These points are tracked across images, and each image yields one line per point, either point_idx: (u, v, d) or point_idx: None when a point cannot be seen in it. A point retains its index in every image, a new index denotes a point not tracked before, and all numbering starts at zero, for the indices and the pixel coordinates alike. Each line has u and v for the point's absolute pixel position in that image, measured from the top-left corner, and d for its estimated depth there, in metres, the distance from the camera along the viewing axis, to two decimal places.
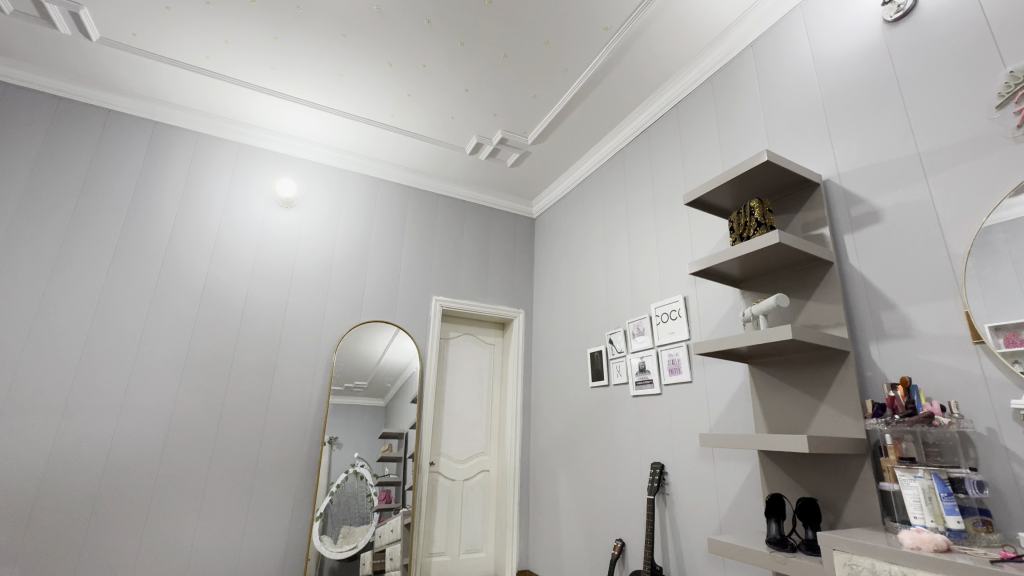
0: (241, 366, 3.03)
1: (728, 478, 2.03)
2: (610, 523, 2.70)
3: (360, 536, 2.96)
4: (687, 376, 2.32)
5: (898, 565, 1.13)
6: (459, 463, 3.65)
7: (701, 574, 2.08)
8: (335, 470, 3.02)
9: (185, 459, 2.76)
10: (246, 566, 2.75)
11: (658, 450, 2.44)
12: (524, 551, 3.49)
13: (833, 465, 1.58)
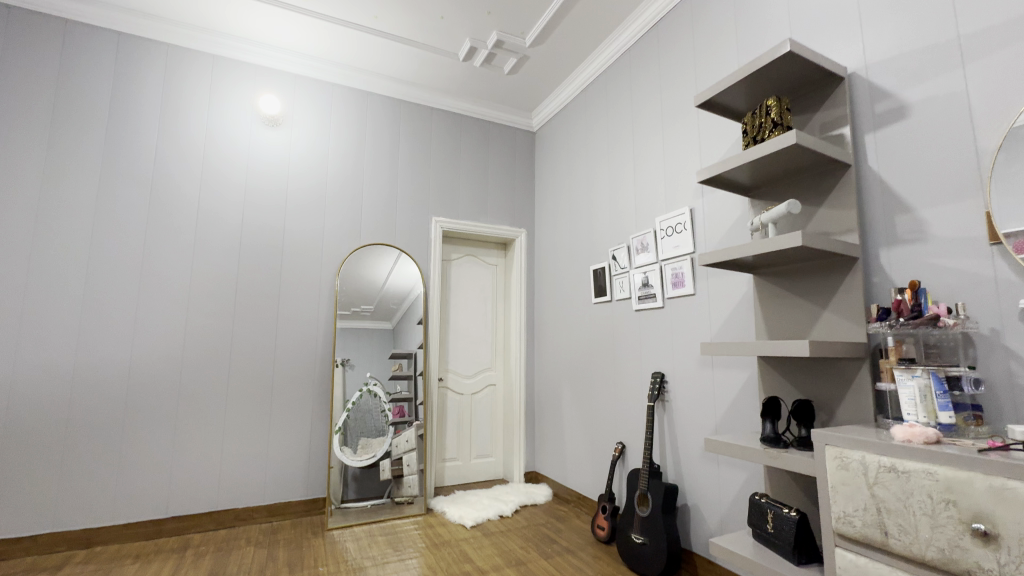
0: (246, 292, 3.06)
1: (725, 384, 2.10)
2: (611, 428, 2.86)
3: (378, 446, 3.16)
4: (690, 289, 2.32)
5: (887, 457, 1.18)
6: (466, 378, 3.81)
7: (695, 469, 2.23)
8: (348, 388, 3.15)
9: (204, 381, 2.89)
10: (274, 473, 2.99)
11: (659, 361, 2.52)
12: (530, 454, 3.75)
13: (831, 367, 1.62)
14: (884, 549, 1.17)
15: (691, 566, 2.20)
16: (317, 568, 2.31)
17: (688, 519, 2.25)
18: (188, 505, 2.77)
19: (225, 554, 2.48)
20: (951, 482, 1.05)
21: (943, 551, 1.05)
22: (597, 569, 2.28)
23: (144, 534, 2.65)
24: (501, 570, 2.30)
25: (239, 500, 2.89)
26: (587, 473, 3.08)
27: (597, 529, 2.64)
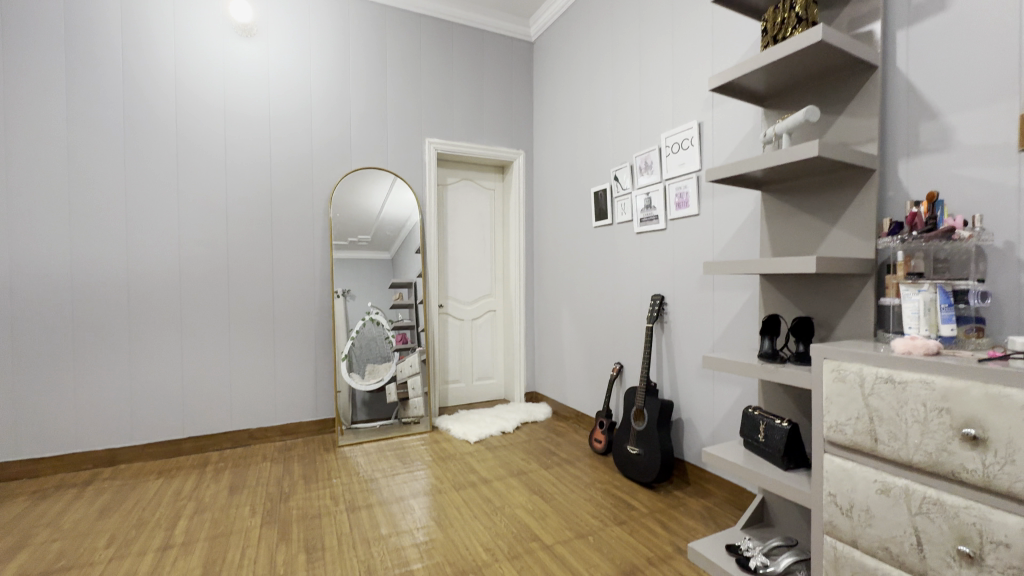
0: (238, 220, 2.97)
1: (725, 305, 2.10)
2: (610, 350, 2.91)
3: (384, 371, 3.25)
4: (695, 209, 2.25)
5: (886, 369, 1.19)
6: (466, 305, 3.83)
7: (691, 386, 2.30)
8: (351, 317, 3.18)
9: (204, 310, 2.90)
10: (284, 396, 3.10)
11: (659, 283, 2.50)
12: (531, 376, 3.87)
13: (834, 284, 1.59)
14: (871, 454, 1.22)
15: (682, 473, 2.35)
16: (331, 480, 2.45)
17: (682, 432, 2.36)
18: (203, 427, 2.89)
19: (244, 469, 2.63)
20: (947, 391, 1.06)
21: (930, 454, 1.09)
22: (594, 477, 2.43)
23: (165, 453, 2.80)
24: (504, 479, 2.45)
25: (253, 422, 3.02)
26: (586, 392, 3.19)
27: (594, 442, 2.78)
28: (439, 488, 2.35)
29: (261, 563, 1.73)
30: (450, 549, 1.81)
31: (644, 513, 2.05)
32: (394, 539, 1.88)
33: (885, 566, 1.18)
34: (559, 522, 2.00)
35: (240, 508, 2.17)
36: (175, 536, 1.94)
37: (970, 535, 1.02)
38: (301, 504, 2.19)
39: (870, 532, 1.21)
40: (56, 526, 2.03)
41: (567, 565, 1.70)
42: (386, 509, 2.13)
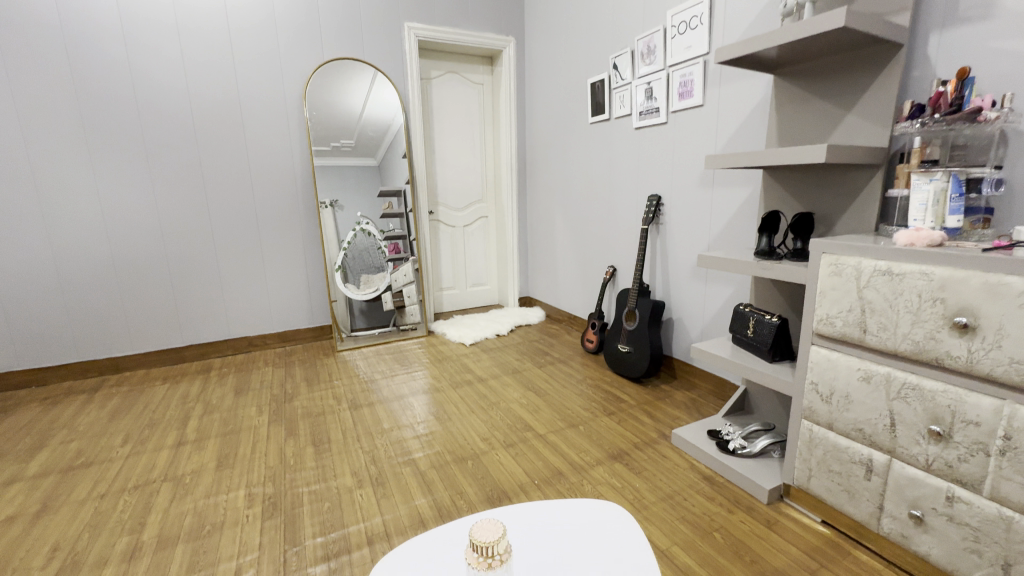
0: (205, 121, 2.75)
1: (723, 203, 2.03)
2: (604, 253, 2.89)
3: (379, 281, 3.25)
4: (699, 99, 2.08)
5: (885, 261, 1.16)
6: (457, 211, 3.73)
7: (683, 286, 2.31)
8: (342, 228, 3.10)
9: (185, 220, 2.79)
10: (278, 305, 3.11)
11: (657, 183, 2.41)
12: (524, 281, 3.89)
13: (841, 178, 1.52)
14: (858, 344, 1.24)
15: (670, 368, 2.45)
16: (332, 382, 2.55)
17: (671, 331, 2.42)
18: (202, 335, 2.93)
19: (247, 373, 2.71)
20: (945, 281, 1.05)
21: (917, 343, 1.11)
22: (585, 374, 2.54)
23: (168, 360, 2.87)
24: (499, 378, 2.55)
25: (250, 330, 3.06)
26: (579, 295, 3.23)
27: (586, 342, 2.87)
28: (437, 386, 2.45)
29: (271, 455, 1.85)
30: (449, 440, 1.92)
31: (632, 405, 2.16)
32: (396, 432, 1.99)
33: (856, 445, 1.26)
34: (551, 414, 2.11)
35: (246, 408, 2.26)
36: (187, 434, 2.04)
37: (944, 415, 1.07)
38: (305, 404, 2.29)
39: (846, 416, 1.27)
40: (71, 428, 2.12)
41: (559, 451, 1.82)
42: (387, 406, 2.24)
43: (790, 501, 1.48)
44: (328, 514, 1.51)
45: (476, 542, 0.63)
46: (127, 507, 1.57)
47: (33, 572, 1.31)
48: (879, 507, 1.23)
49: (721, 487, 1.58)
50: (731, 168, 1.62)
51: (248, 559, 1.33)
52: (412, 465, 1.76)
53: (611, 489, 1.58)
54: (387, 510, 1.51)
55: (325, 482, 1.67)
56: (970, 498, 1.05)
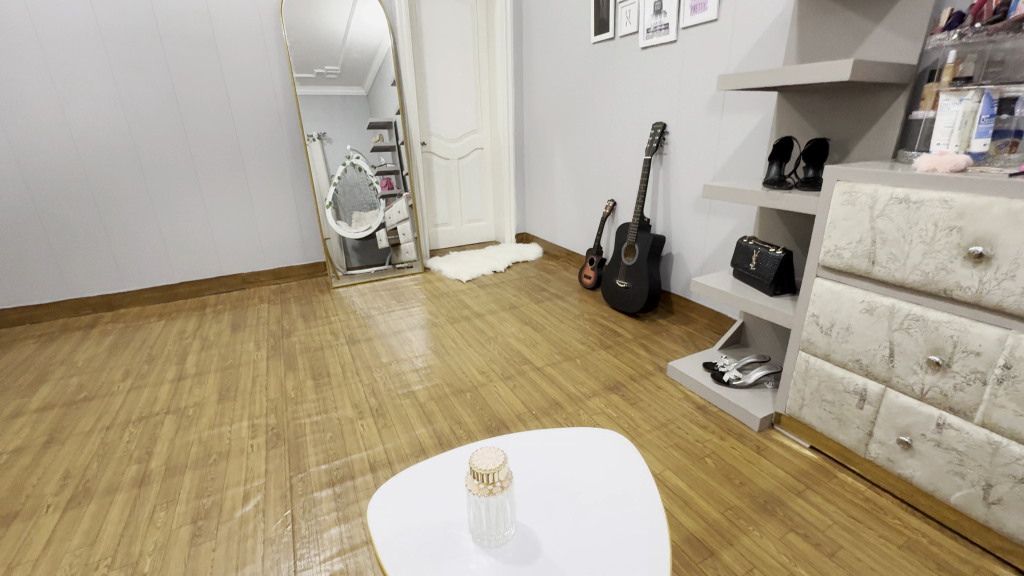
0: (174, 40, 2.52)
1: (733, 131, 1.92)
2: (604, 186, 2.79)
3: (373, 219, 3.15)
4: (714, 14, 1.90)
5: (903, 188, 1.10)
6: (451, 143, 3.57)
7: (685, 220, 2.25)
8: (331, 162, 2.96)
9: (164, 152, 2.65)
10: (270, 241, 3.04)
11: (662, 109, 2.27)
12: (521, 217, 3.80)
13: (862, 100, 1.41)
14: (864, 276, 1.21)
15: (668, 303, 2.45)
16: (329, 318, 2.54)
17: (671, 265, 2.39)
18: (193, 272, 2.88)
19: (243, 310, 2.70)
20: (965, 209, 1.00)
21: (927, 274, 1.08)
22: (583, 309, 2.54)
23: (161, 298, 2.84)
24: (496, 313, 2.55)
25: (243, 266, 3.01)
26: (577, 230, 3.16)
27: (584, 278, 2.85)
28: (435, 322, 2.45)
29: (272, 388, 1.87)
30: (448, 373, 1.94)
31: (629, 339, 2.18)
32: (395, 366, 2.01)
33: (851, 375, 1.27)
34: (549, 347, 2.13)
35: (244, 343, 2.27)
36: (187, 368, 2.05)
37: (944, 346, 1.07)
38: (303, 339, 2.30)
39: (845, 347, 1.27)
40: (70, 363, 2.13)
41: (557, 383, 1.84)
42: (385, 341, 2.25)
43: (781, 428, 1.53)
44: (331, 443, 1.55)
45: (477, 470, 0.63)
46: (132, 438, 1.60)
47: (47, 498, 1.35)
48: (869, 433, 1.27)
49: (714, 416, 1.61)
50: (747, 87, 1.50)
51: (255, 484, 1.38)
52: (412, 397, 1.79)
53: (607, 418, 1.62)
54: (388, 439, 1.54)
55: (326, 414, 1.70)
56: (960, 425, 1.07)
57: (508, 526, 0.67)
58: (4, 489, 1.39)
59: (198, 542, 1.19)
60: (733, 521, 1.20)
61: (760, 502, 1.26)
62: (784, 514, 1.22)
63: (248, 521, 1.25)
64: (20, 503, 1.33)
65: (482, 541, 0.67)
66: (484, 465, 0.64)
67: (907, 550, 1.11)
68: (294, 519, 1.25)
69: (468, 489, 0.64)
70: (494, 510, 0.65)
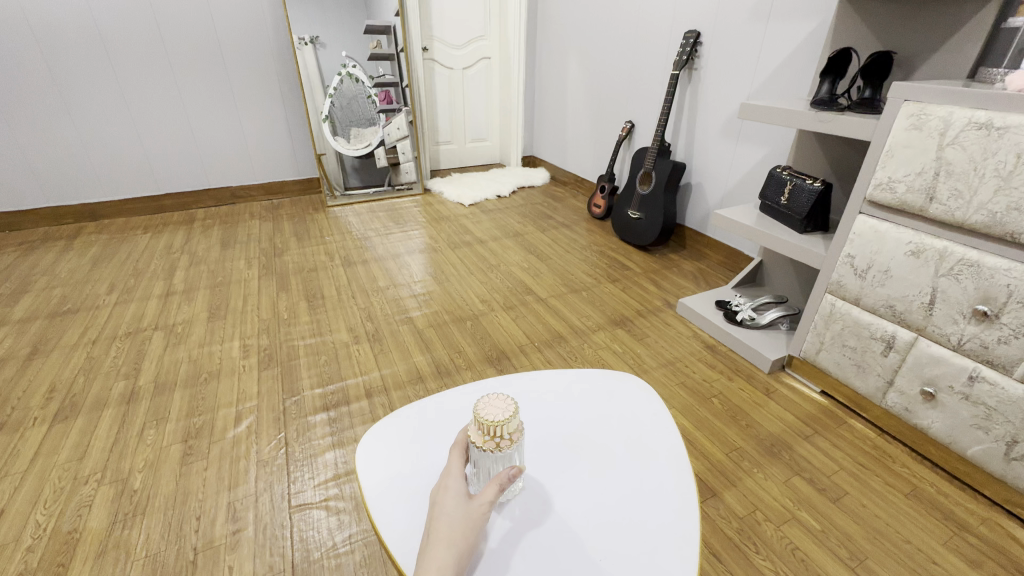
0: None
1: (779, 42, 1.68)
2: (622, 105, 2.55)
3: (371, 135, 2.92)
4: None
5: (986, 112, 0.94)
6: (455, 50, 3.23)
7: (709, 147, 2.06)
8: (325, 70, 2.68)
9: (134, 44, 2.36)
10: (258, 152, 2.84)
11: (697, 16, 1.99)
12: (529, 138, 3.54)
13: (943, 6, 1.19)
14: (916, 214, 1.08)
15: (681, 236, 2.32)
16: (324, 237, 2.42)
17: (688, 197, 2.23)
18: (179, 183, 2.71)
19: (233, 225, 2.57)
20: None
21: (994, 215, 0.95)
22: (590, 239, 2.41)
23: (147, 209, 2.69)
24: (499, 240, 2.42)
25: (232, 179, 2.83)
26: (588, 155, 2.95)
27: (593, 207, 2.69)
28: (435, 246, 2.33)
29: (264, 308, 1.79)
30: (447, 300, 1.86)
31: (638, 272, 2.08)
32: (392, 291, 1.92)
33: (881, 322, 1.18)
34: (554, 278, 2.03)
35: (234, 261, 2.16)
36: (175, 284, 1.97)
37: (996, 296, 0.97)
38: (296, 258, 2.19)
39: (879, 291, 1.17)
40: (53, 274, 2.04)
41: (560, 316, 1.77)
42: (382, 264, 2.14)
43: (792, 371, 1.47)
44: (326, 366, 1.50)
45: (481, 420, 0.55)
46: (120, 353, 1.55)
47: (35, 410, 1.31)
48: (889, 382, 1.21)
49: (723, 356, 1.56)
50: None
51: (247, 406, 1.34)
52: (410, 323, 1.72)
53: (612, 354, 1.56)
54: (385, 365, 1.49)
55: (321, 337, 1.63)
56: (995, 379, 1.00)
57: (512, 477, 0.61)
58: None
59: (190, 461, 1.17)
60: (737, 463, 1.17)
61: (765, 444, 1.23)
62: (790, 458, 1.19)
63: (240, 441, 1.23)
64: (6, 414, 1.30)
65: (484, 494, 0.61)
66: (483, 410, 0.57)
67: (914, 499, 1.09)
68: (288, 442, 1.22)
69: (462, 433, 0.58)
70: (498, 462, 0.58)
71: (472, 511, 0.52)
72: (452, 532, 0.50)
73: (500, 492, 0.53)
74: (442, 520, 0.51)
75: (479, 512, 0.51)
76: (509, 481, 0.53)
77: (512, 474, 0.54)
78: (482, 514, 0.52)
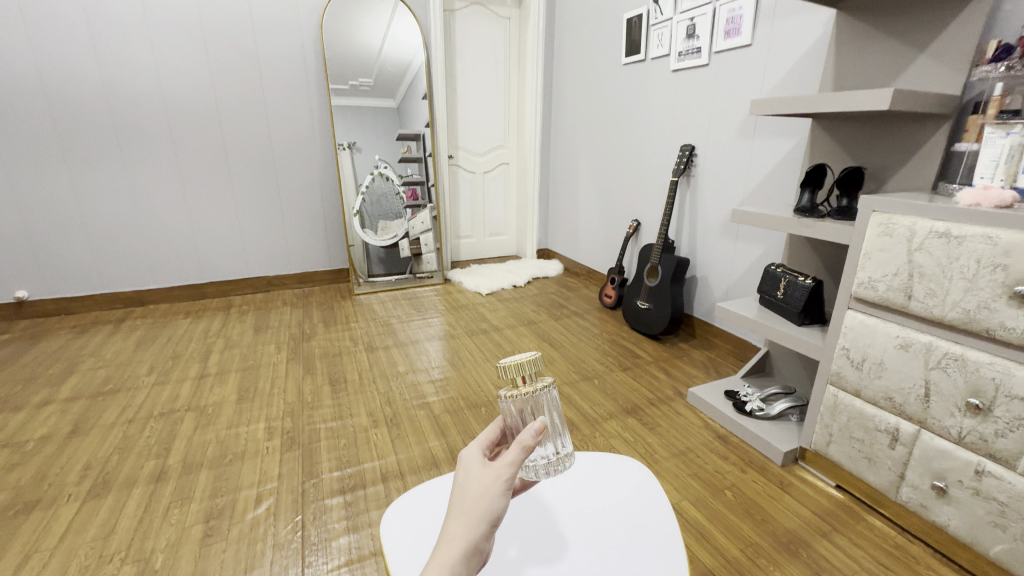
0: (218, 51, 2.64)
1: (764, 156, 1.89)
2: (629, 205, 2.78)
3: (397, 228, 3.20)
4: (748, 39, 1.89)
5: (944, 222, 1.07)
6: (477, 157, 3.61)
7: (710, 243, 2.22)
8: (359, 172, 3.03)
9: (201, 155, 2.75)
10: (296, 246, 3.11)
11: (691, 132, 2.26)
12: (544, 233, 3.81)
13: (902, 131, 1.38)
14: (900, 310, 1.17)
15: (689, 327, 2.40)
16: (349, 324, 2.57)
17: (694, 289, 2.35)
18: (222, 273, 2.96)
19: (266, 311, 2.75)
20: (1011, 246, 0.95)
21: (968, 312, 1.03)
22: (602, 328, 2.51)
23: (189, 296, 2.91)
24: (515, 328, 2.54)
25: (270, 269, 3.08)
26: (599, 249, 3.14)
27: (604, 296, 2.82)
28: (453, 333, 2.45)
29: (290, 392, 1.89)
30: (463, 386, 1.93)
31: (648, 361, 2.14)
32: (411, 376, 2.01)
33: (884, 414, 1.22)
34: (567, 366, 2.10)
35: (265, 345, 2.31)
36: (209, 367, 2.10)
37: (986, 389, 1.02)
38: (322, 344, 2.33)
39: (877, 384, 1.22)
40: (98, 356, 2.20)
41: (573, 403, 1.82)
42: (402, 350, 2.26)
43: (805, 465, 1.47)
44: (344, 450, 1.55)
45: (503, 369, 0.54)
46: (153, 433, 1.63)
47: (69, 488, 1.38)
48: (901, 476, 1.21)
49: (734, 447, 1.57)
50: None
51: (268, 488, 1.38)
52: (427, 408, 1.78)
53: (623, 442, 1.58)
54: (401, 450, 1.54)
55: (341, 420, 1.70)
56: (1001, 474, 1.01)
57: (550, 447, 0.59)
58: (29, 476, 1.43)
59: (209, 542, 1.20)
60: (753, 560, 1.15)
61: (782, 540, 1.21)
62: (807, 556, 1.16)
63: (259, 523, 1.26)
64: (41, 491, 1.36)
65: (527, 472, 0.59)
66: (514, 370, 0.54)
67: None
68: (304, 525, 1.25)
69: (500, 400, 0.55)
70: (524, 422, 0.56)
71: (484, 477, 0.46)
72: (465, 499, 0.45)
73: (523, 454, 0.47)
74: (457, 486, 0.47)
75: (493, 477, 0.46)
76: (531, 442, 0.48)
77: (535, 433, 0.49)
78: (498, 481, 0.46)
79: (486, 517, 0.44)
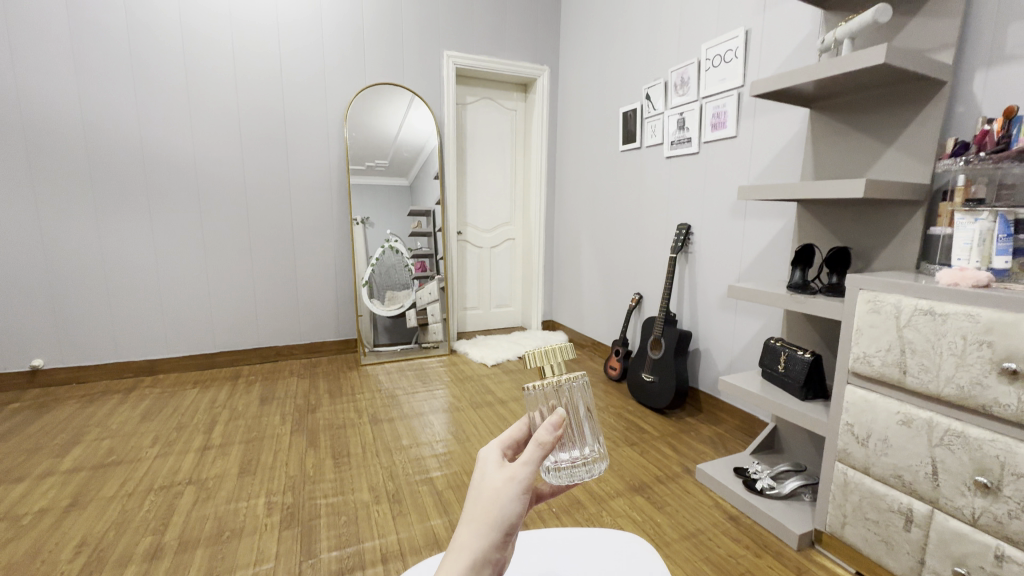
0: (251, 140, 2.91)
1: (756, 235, 2.00)
2: (631, 279, 2.87)
3: (405, 298, 3.29)
4: (732, 130, 2.07)
5: (927, 300, 1.12)
6: (485, 233, 3.80)
7: (711, 317, 2.27)
8: (371, 246, 3.19)
9: (225, 230, 2.92)
10: (307, 316, 3.19)
11: (686, 212, 2.40)
12: (548, 305, 3.89)
13: (881, 214, 1.48)
14: (898, 386, 1.19)
15: (695, 400, 2.39)
16: (355, 395, 2.58)
17: (698, 362, 2.37)
18: (233, 343, 3.03)
19: (273, 382, 2.78)
20: (992, 324, 1.00)
21: (962, 388, 1.06)
22: (607, 401, 2.50)
23: (199, 366, 2.96)
24: (519, 400, 2.53)
25: (280, 338, 3.14)
26: (603, 321, 3.20)
27: (609, 369, 2.83)
28: (457, 406, 2.45)
29: (292, 465, 1.87)
30: (467, 461, 1.90)
31: (655, 436, 2.11)
32: (414, 450, 1.99)
33: (895, 493, 1.20)
34: None
35: (270, 417, 2.30)
36: (213, 439, 2.09)
37: (991, 466, 1.01)
38: (327, 416, 2.32)
39: (884, 460, 1.21)
40: (105, 426, 2.20)
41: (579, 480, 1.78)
42: (406, 423, 2.25)
43: (822, 548, 1.41)
44: (344, 528, 1.51)
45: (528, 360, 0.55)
46: (151, 508, 1.61)
47: (61, 565, 1.35)
48: (921, 561, 1.16)
49: (746, 528, 1.51)
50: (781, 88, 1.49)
51: (264, 567, 1.34)
52: (430, 484, 1.75)
53: (631, 522, 1.54)
54: (402, 529, 1.50)
55: (343, 496, 1.67)
56: (1021, 559, 0.98)
57: (575, 449, 0.59)
58: (22, 552, 1.40)
59: None
60: None
61: None
62: None
63: None
64: (33, 569, 1.33)
65: (555, 476, 0.58)
66: (539, 359, 0.56)
67: None
68: None
69: (524, 391, 0.57)
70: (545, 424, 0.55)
71: (498, 478, 0.45)
72: (476, 503, 0.44)
73: (539, 451, 0.46)
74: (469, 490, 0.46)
75: (506, 479, 0.45)
76: (546, 439, 0.47)
77: (552, 429, 0.47)
78: (510, 483, 0.44)
79: (496, 525, 0.43)
